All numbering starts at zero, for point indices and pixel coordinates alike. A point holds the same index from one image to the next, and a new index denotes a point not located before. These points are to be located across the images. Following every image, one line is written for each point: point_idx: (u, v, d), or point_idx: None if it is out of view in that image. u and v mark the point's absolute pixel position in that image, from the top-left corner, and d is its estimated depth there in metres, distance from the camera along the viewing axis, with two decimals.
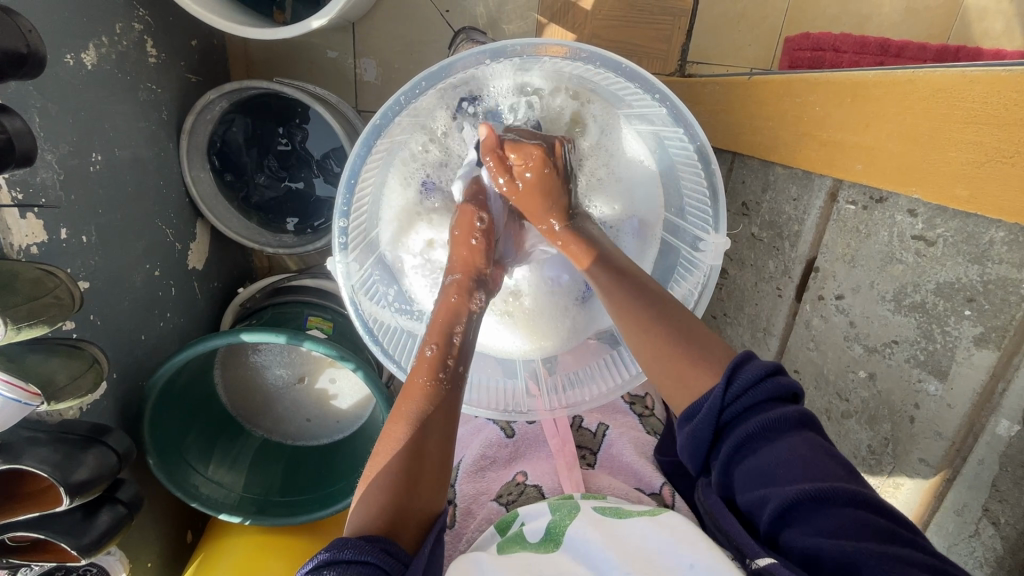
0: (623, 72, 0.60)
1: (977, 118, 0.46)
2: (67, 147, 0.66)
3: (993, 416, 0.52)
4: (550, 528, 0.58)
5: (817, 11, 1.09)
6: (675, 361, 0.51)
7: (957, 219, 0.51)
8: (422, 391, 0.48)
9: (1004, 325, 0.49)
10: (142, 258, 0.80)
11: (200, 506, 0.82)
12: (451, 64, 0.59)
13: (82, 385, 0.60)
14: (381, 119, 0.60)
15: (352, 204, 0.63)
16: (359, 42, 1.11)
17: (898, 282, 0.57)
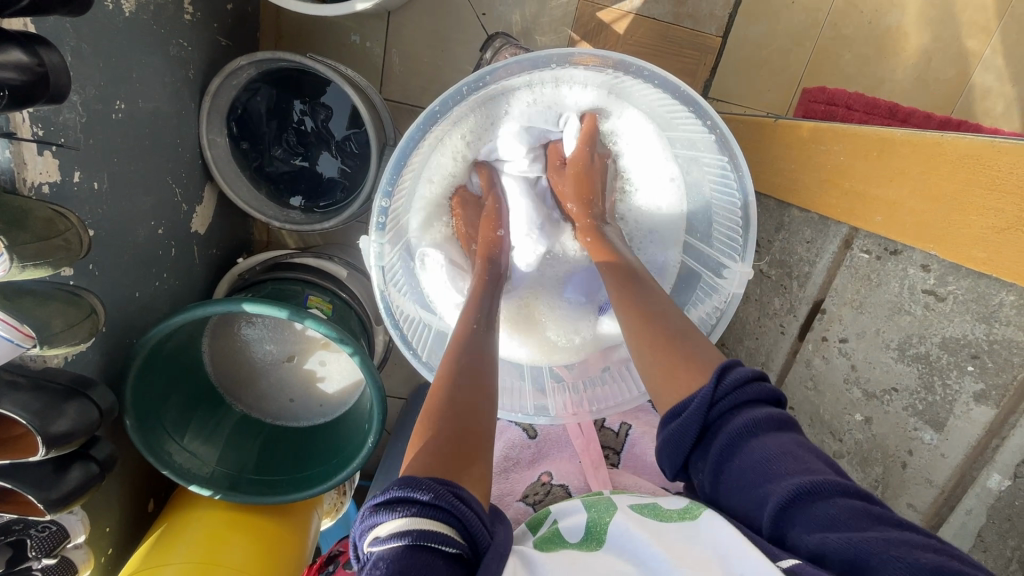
0: (679, 92, 0.62)
1: (1002, 187, 0.49)
2: (94, 91, 0.64)
3: (985, 471, 0.56)
4: (589, 527, 0.58)
5: (836, 67, 1.14)
6: (658, 351, 0.56)
7: (969, 278, 0.53)
8: (452, 375, 0.54)
9: (1004, 384, 0.53)
10: (147, 213, 0.78)
11: (172, 475, 0.80)
12: (504, 63, 0.60)
13: (76, 333, 0.58)
14: (440, 106, 0.62)
15: (395, 184, 0.65)
16: (391, 32, 1.12)
17: (904, 332, 0.60)
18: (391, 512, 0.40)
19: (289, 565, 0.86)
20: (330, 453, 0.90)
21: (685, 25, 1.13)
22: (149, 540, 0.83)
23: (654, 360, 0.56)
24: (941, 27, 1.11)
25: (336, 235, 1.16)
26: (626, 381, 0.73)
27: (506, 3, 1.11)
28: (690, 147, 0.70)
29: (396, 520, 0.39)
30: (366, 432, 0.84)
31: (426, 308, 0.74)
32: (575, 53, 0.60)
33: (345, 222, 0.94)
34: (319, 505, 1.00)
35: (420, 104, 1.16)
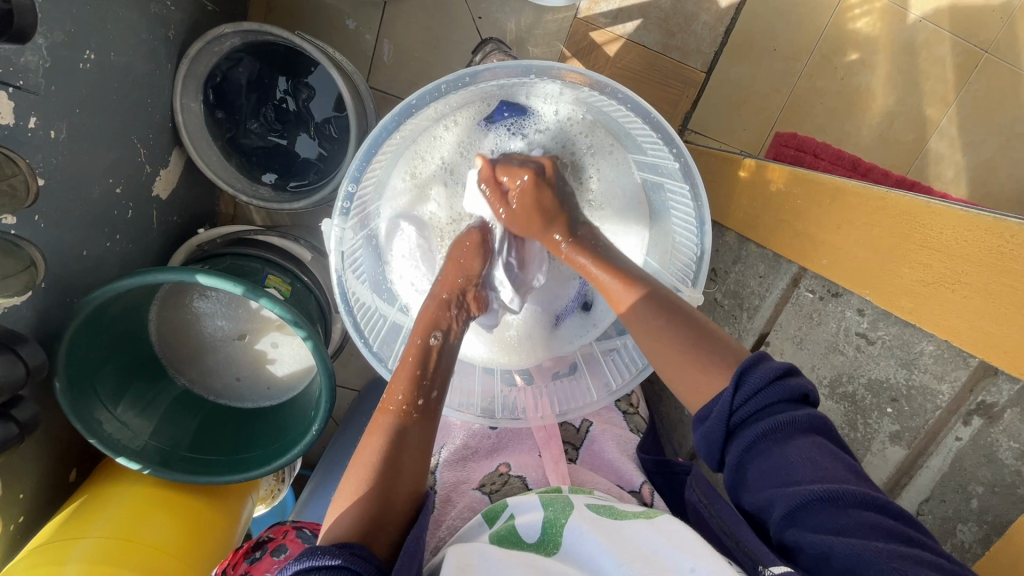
0: (649, 120, 0.64)
1: (932, 246, 0.53)
2: (63, 37, 0.62)
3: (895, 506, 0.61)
4: (545, 527, 0.58)
5: (807, 116, 1.20)
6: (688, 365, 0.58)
7: (897, 326, 0.58)
8: (386, 438, 0.55)
9: (916, 427, 0.58)
10: (106, 170, 0.75)
11: (98, 444, 0.76)
12: (485, 70, 0.61)
13: (11, 286, 0.56)
14: (414, 102, 0.61)
15: (363, 171, 0.65)
16: (387, 22, 1.11)
17: (836, 370, 0.64)
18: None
19: (213, 548, 0.83)
20: (271, 436, 0.88)
21: (674, 57, 1.17)
22: (67, 508, 0.79)
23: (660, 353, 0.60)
24: (905, 92, 1.18)
25: (306, 217, 1.14)
26: (582, 390, 0.75)
27: (504, 11, 1.13)
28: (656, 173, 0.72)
29: None
30: (310, 420, 0.82)
31: (381, 295, 0.73)
32: (556, 69, 0.61)
33: (312, 205, 0.93)
34: (255, 490, 0.97)
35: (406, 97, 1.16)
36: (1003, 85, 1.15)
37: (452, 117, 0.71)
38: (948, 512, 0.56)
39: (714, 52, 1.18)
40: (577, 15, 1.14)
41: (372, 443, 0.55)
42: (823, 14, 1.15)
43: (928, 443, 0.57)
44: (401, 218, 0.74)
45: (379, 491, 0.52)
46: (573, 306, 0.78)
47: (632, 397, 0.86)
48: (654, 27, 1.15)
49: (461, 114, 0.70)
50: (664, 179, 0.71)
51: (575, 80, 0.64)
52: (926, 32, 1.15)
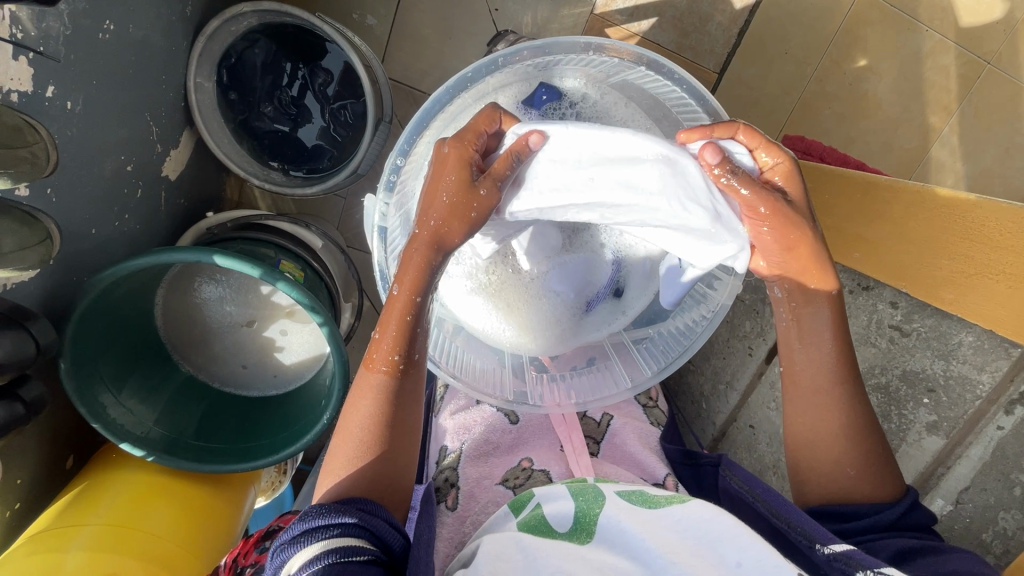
0: (699, 100, 0.67)
1: (973, 239, 0.57)
2: (84, 5, 0.60)
3: (931, 495, 0.63)
4: (577, 517, 0.58)
5: (817, 120, 1.21)
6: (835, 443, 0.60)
7: (933, 317, 0.61)
8: (373, 409, 0.58)
9: (954, 417, 0.61)
10: (119, 146, 0.73)
11: (102, 429, 0.74)
12: (549, 44, 0.66)
13: (26, 257, 0.54)
14: (471, 74, 0.66)
15: (411, 145, 0.67)
16: (401, 11, 1.10)
17: (868, 362, 0.66)
18: (306, 540, 0.49)
19: (213, 540, 0.80)
20: (279, 425, 0.86)
21: (687, 56, 1.17)
22: (65, 496, 0.76)
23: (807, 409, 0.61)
24: (910, 99, 1.20)
25: (314, 206, 1.12)
26: (608, 378, 0.75)
27: (519, 4, 1.12)
28: None
29: (310, 550, 0.48)
30: (322, 409, 0.80)
31: None
32: (609, 43, 0.66)
33: (326, 190, 0.92)
34: (257, 482, 0.95)
35: (418, 88, 1.14)
36: (1003, 97, 1.18)
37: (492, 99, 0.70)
38: (990, 501, 0.59)
39: (727, 53, 1.18)
40: (592, 11, 1.14)
41: (362, 409, 0.59)
42: (833, 21, 1.16)
43: (967, 432, 0.60)
44: None
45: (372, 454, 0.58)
46: (603, 292, 0.74)
47: (651, 392, 0.87)
48: (669, 27, 1.15)
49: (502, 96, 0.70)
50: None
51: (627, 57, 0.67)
52: (931, 42, 1.17)
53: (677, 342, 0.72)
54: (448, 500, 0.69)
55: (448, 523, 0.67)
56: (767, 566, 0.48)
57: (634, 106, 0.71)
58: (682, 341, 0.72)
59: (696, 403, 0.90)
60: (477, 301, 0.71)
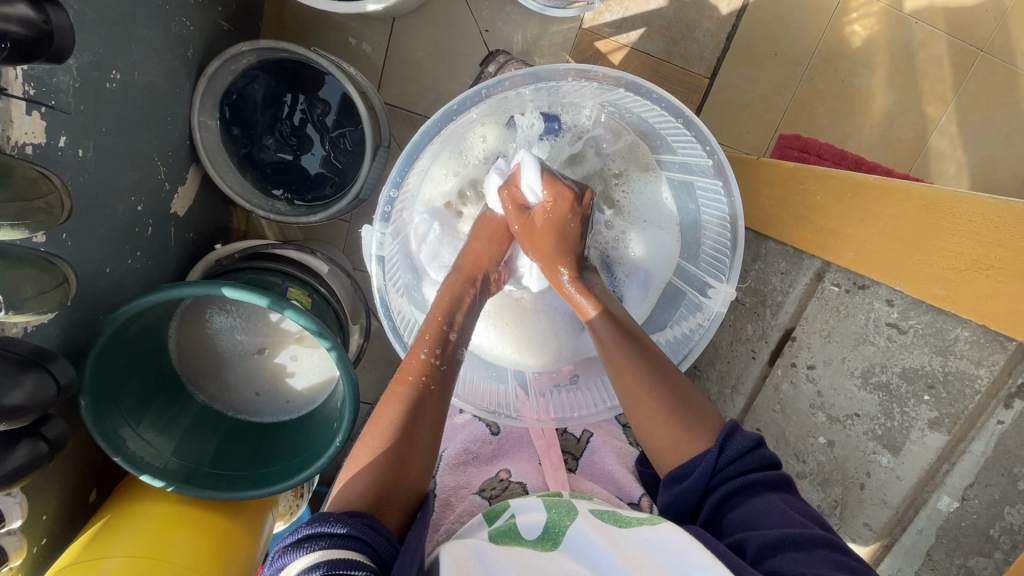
0: (684, 120, 0.68)
1: (961, 234, 0.57)
2: (92, 58, 0.63)
3: (936, 493, 0.63)
4: (546, 526, 0.59)
5: (811, 118, 1.22)
6: (665, 424, 0.60)
7: (929, 313, 0.61)
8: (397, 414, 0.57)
9: (956, 413, 0.60)
10: (129, 189, 0.76)
11: (121, 462, 0.76)
12: (536, 73, 0.67)
13: (45, 301, 0.55)
14: (458, 107, 0.68)
15: (404, 177, 0.69)
16: (395, 38, 1.13)
17: (868, 361, 0.67)
18: (309, 546, 0.46)
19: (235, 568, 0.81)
20: (291, 451, 0.88)
21: (677, 63, 1.19)
22: (91, 529, 0.78)
23: (629, 386, 0.63)
24: (905, 92, 1.21)
25: (317, 231, 1.15)
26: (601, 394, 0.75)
27: (510, 23, 1.14)
28: (686, 172, 0.75)
29: (307, 556, 0.45)
30: (334, 432, 0.81)
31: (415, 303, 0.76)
32: (592, 70, 0.66)
33: (328, 218, 0.94)
34: (274, 506, 0.96)
35: (415, 111, 1.17)
36: (999, 84, 1.18)
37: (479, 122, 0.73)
38: (996, 496, 0.58)
39: (717, 58, 1.19)
40: (581, 25, 1.16)
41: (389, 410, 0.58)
42: (822, 19, 1.17)
43: (969, 428, 0.60)
44: (433, 218, 0.75)
45: (392, 453, 0.55)
46: None
47: None
48: (658, 36, 1.17)
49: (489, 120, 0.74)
50: (694, 177, 0.74)
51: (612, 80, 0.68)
52: (922, 34, 1.18)
53: (677, 350, 0.75)
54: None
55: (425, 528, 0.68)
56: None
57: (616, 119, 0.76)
58: (682, 348, 0.74)
59: None
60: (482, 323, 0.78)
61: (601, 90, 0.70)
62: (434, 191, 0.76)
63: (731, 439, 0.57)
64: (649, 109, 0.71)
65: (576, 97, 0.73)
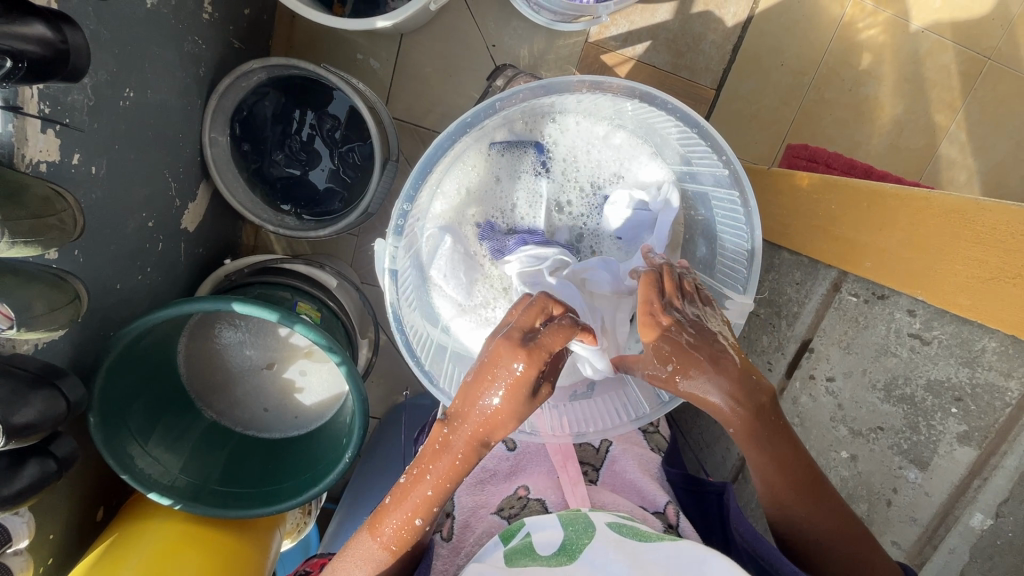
0: (697, 129, 0.69)
1: (983, 241, 0.56)
2: (106, 77, 0.64)
3: (969, 510, 0.61)
4: (564, 543, 0.53)
5: (819, 128, 1.22)
6: (862, 572, 0.58)
7: (953, 324, 0.60)
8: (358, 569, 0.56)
9: (987, 426, 0.59)
10: (140, 205, 0.76)
11: (130, 479, 0.75)
12: (548, 85, 0.68)
13: (56, 318, 0.55)
14: (471, 118, 0.68)
15: (417, 189, 0.70)
16: (402, 54, 1.14)
17: (890, 373, 0.65)
18: None
19: None
20: (300, 469, 0.87)
21: (683, 75, 1.19)
22: (97, 548, 0.77)
23: (811, 525, 0.59)
24: (913, 100, 1.20)
25: (327, 245, 1.15)
26: (620, 409, 0.75)
27: (516, 37, 1.15)
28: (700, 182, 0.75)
29: None
30: (344, 448, 0.80)
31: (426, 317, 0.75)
32: (604, 80, 0.67)
33: (337, 231, 0.95)
34: (282, 525, 0.94)
35: (423, 125, 1.18)
36: (1007, 91, 1.18)
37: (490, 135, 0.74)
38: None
39: (723, 70, 1.20)
40: (587, 39, 1.17)
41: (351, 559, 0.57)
42: (828, 30, 1.17)
43: (1001, 441, 0.59)
44: (445, 232, 0.74)
45: None
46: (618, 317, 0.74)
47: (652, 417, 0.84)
48: (663, 48, 1.18)
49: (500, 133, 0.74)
50: (710, 189, 0.73)
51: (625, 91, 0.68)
52: (929, 43, 1.18)
53: None
54: (443, 530, 0.67)
55: (443, 554, 0.64)
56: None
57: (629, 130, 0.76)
58: None
59: (718, 420, 0.88)
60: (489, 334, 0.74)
61: (612, 100, 0.70)
62: (443, 206, 0.75)
63: None
64: (665, 120, 0.71)
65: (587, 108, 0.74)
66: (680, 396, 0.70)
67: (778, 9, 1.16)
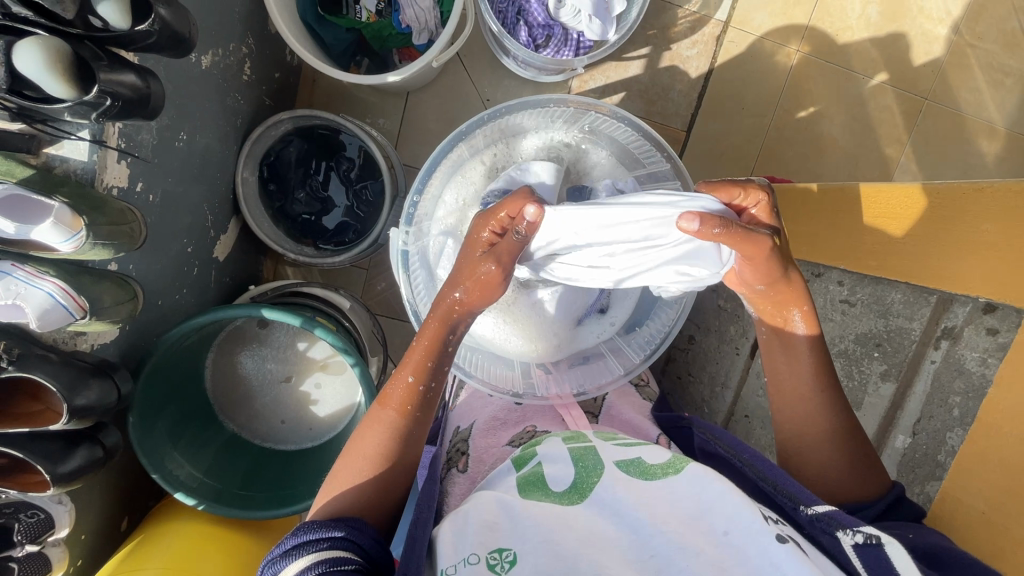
0: (641, 133, 0.84)
1: (882, 212, 0.71)
2: (167, 123, 0.77)
3: (894, 433, 0.72)
4: (574, 480, 0.60)
5: (782, 162, 1.36)
6: (857, 468, 0.65)
7: (870, 286, 0.74)
8: (384, 434, 0.65)
9: (901, 361, 0.72)
10: (182, 232, 0.88)
11: (159, 479, 0.81)
12: (522, 105, 0.84)
13: (119, 311, 0.67)
14: (465, 129, 0.83)
15: (425, 185, 0.84)
16: (408, 108, 1.30)
17: (828, 334, 0.78)
18: (299, 553, 0.53)
19: None
20: (312, 476, 0.92)
21: (656, 120, 1.35)
22: (122, 551, 0.82)
23: (823, 420, 0.66)
24: (863, 136, 1.35)
25: (336, 276, 1.25)
26: (605, 369, 0.84)
27: (508, 94, 1.32)
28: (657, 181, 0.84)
29: (300, 561, 0.52)
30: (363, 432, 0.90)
31: None
32: (564, 98, 0.83)
33: (352, 258, 1.06)
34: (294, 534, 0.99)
35: None
36: (946, 127, 1.34)
37: (483, 152, 0.86)
38: (938, 425, 0.67)
39: (691, 115, 1.35)
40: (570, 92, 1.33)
41: (378, 425, 0.65)
42: (781, 79, 1.34)
43: (913, 372, 0.71)
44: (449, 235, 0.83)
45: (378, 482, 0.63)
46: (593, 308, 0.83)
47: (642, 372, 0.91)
48: (637, 98, 1.34)
49: (491, 150, 0.86)
50: (659, 183, 0.84)
51: (585, 108, 0.84)
52: (871, 87, 1.34)
53: (652, 340, 0.84)
54: (459, 463, 0.74)
55: (460, 483, 0.72)
56: (751, 532, 0.50)
57: (598, 144, 0.87)
58: (656, 339, 0.84)
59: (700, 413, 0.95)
60: (488, 320, 0.82)
61: (577, 116, 0.85)
62: (445, 212, 0.85)
63: (898, 504, 0.63)
64: (621, 126, 0.84)
65: (560, 128, 0.87)
66: (655, 355, 0.83)
67: (737, 62, 1.33)
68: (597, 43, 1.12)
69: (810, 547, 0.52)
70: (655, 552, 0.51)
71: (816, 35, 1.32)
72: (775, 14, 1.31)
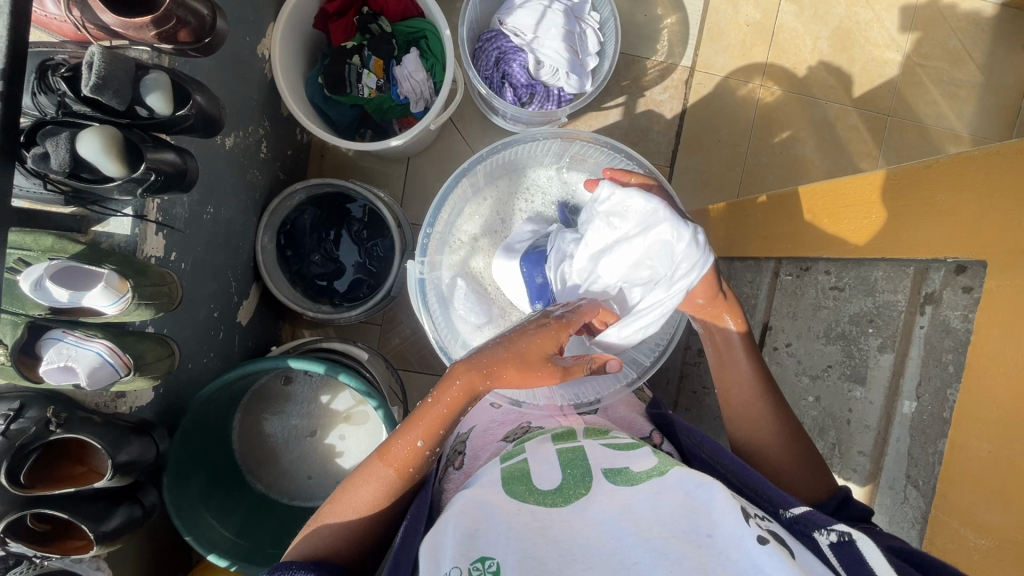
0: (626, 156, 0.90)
1: (846, 196, 0.75)
2: (197, 198, 0.85)
3: (899, 400, 0.69)
4: (561, 485, 0.60)
5: (763, 185, 1.44)
6: (805, 465, 0.70)
7: (853, 270, 0.76)
8: (371, 497, 0.61)
9: (893, 334, 0.71)
10: (209, 298, 0.93)
11: (192, 540, 0.81)
12: (518, 139, 0.90)
13: (159, 367, 0.71)
14: (466, 167, 0.89)
15: (435, 220, 0.91)
16: (410, 170, 1.41)
17: (826, 323, 0.80)
18: None
19: None
20: None
21: None
22: None
23: (755, 415, 0.73)
24: (836, 155, 1.44)
25: (352, 331, 1.30)
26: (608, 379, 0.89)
27: None
28: None
29: None
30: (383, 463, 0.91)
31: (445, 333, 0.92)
32: (557, 130, 0.89)
33: (365, 311, 1.12)
34: None
35: None
36: (911, 138, 1.44)
37: (484, 192, 0.97)
38: (938, 385, 0.64)
39: (672, 152, 1.45)
40: None
41: (365, 485, 0.61)
42: (751, 111, 1.44)
43: (906, 341, 0.69)
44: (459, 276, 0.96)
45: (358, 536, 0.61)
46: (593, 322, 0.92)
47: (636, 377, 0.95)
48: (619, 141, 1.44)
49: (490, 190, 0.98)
50: None
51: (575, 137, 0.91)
52: (834, 110, 1.45)
53: (652, 351, 0.91)
54: (454, 462, 0.75)
55: (455, 478, 0.72)
56: (736, 536, 0.50)
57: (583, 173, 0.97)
58: (656, 348, 0.91)
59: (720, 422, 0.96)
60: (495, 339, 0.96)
61: (566, 144, 0.92)
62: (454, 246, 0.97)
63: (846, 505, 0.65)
64: (609, 153, 0.91)
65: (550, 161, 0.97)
66: (660, 359, 0.90)
67: (707, 101, 1.44)
68: (576, 96, 1.23)
69: (796, 544, 0.53)
70: (638, 561, 0.49)
71: (775, 70, 1.44)
72: (734, 56, 1.44)
